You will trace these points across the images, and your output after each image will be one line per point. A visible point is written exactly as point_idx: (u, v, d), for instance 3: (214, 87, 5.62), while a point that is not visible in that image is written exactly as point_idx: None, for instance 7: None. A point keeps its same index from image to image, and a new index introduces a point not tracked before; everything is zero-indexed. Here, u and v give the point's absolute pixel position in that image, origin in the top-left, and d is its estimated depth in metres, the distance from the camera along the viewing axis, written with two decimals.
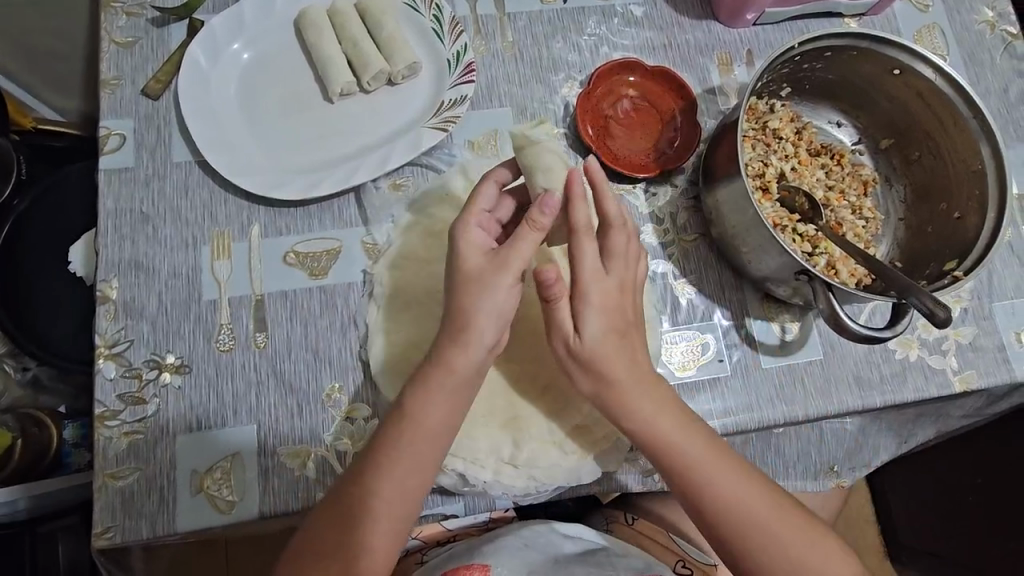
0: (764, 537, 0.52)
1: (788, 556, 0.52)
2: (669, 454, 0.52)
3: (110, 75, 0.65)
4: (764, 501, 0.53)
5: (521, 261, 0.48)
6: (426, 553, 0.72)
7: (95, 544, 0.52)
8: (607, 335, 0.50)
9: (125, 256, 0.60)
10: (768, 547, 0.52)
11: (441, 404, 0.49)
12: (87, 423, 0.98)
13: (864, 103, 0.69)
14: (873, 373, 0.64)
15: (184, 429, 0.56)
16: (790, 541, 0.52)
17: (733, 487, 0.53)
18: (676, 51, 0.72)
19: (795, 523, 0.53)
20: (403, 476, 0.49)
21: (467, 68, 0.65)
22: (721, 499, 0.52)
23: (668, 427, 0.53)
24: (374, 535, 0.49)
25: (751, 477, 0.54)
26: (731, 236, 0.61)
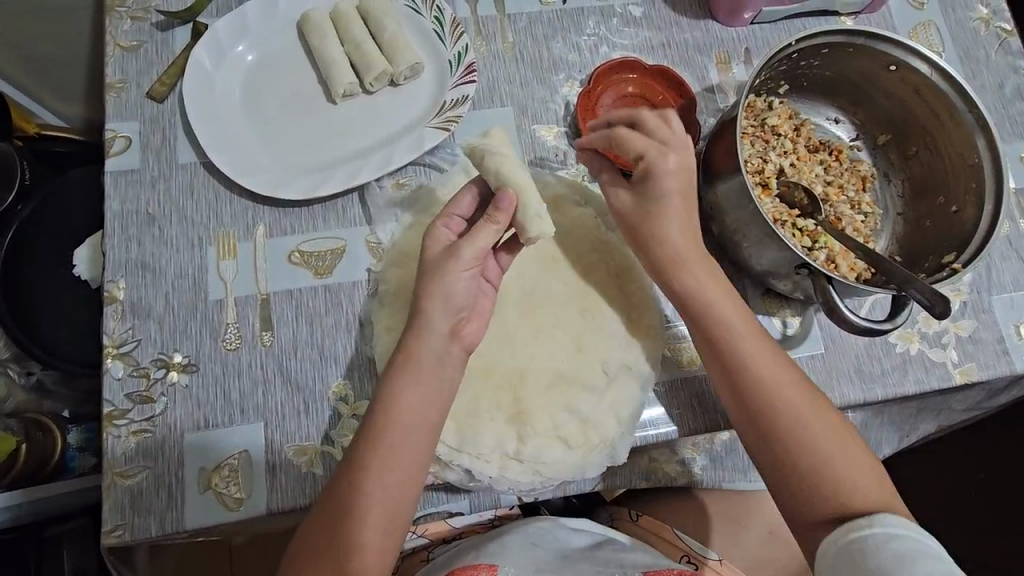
0: (817, 445, 0.54)
1: (833, 469, 0.54)
2: (732, 345, 0.57)
3: (116, 78, 0.65)
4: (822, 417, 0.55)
5: (474, 249, 0.52)
6: (432, 551, 0.74)
7: (105, 542, 0.52)
8: (687, 227, 0.58)
9: (132, 257, 0.60)
10: (817, 465, 0.54)
11: (410, 395, 0.51)
12: (90, 427, 1.01)
13: (862, 100, 0.69)
14: (874, 366, 0.65)
15: (191, 428, 0.56)
16: (829, 449, 0.54)
17: (788, 384, 0.56)
18: (675, 51, 0.73)
19: (852, 452, 0.55)
20: (384, 472, 0.49)
21: (468, 68, 0.66)
22: (795, 422, 0.55)
23: (732, 318, 0.57)
24: (363, 531, 0.49)
25: (814, 400, 0.56)
26: (732, 232, 0.62)
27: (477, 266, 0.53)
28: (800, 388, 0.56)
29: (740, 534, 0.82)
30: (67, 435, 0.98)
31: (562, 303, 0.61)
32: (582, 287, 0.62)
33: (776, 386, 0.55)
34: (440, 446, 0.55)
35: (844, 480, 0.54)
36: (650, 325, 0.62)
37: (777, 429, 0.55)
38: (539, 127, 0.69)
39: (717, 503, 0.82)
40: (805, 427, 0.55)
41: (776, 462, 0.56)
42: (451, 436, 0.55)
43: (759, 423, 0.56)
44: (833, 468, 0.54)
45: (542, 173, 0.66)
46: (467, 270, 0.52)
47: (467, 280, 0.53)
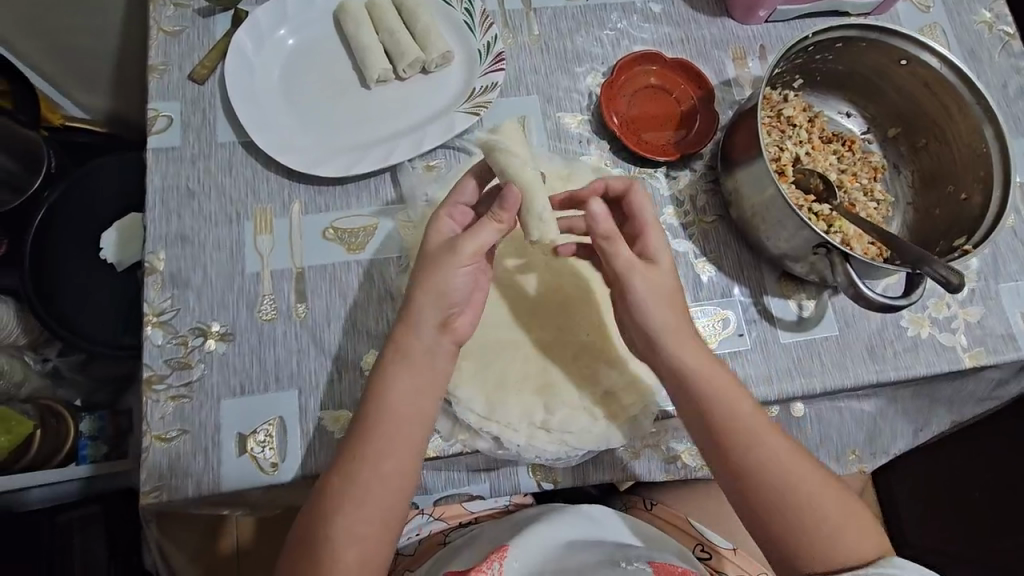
0: (801, 504, 0.52)
1: (817, 523, 0.52)
2: (711, 409, 0.55)
3: (158, 61, 0.68)
4: (796, 460, 0.54)
5: (472, 245, 0.53)
6: (450, 534, 0.74)
7: (142, 502, 0.54)
8: (670, 314, 0.55)
9: (172, 231, 0.62)
10: (793, 509, 0.52)
11: (406, 382, 0.52)
12: (101, 416, 1.09)
13: (874, 94, 0.72)
14: (886, 349, 0.67)
15: (228, 394, 0.58)
16: (814, 501, 0.53)
17: (769, 446, 0.54)
18: (693, 46, 0.76)
19: (838, 502, 0.53)
20: (377, 463, 0.51)
21: (497, 58, 0.69)
22: (781, 481, 0.53)
23: (711, 387, 0.55)
24: (355, 522, 0.50)
25: (800, 461, 0.54)
26: (750, 215, 0.65)
27: (476, 261, 0.54)
28: (784, 450, 0.54)
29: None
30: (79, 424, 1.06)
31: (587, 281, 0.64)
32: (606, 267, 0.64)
33: (758, 454, 0.54)
34: (469, 414, 0.57)
35: (830, 534, 0.52)
36: None
37: (761, 497, 0.53)
38: (563, 115, 0.72)
39: None
40: (790, 489, 0.53)
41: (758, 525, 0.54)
42: (479, 405, 0.57)
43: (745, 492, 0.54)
44: (820, 526, 0.52)
45: (567, 159, 0.69)
46: (467, 265, 0.53)
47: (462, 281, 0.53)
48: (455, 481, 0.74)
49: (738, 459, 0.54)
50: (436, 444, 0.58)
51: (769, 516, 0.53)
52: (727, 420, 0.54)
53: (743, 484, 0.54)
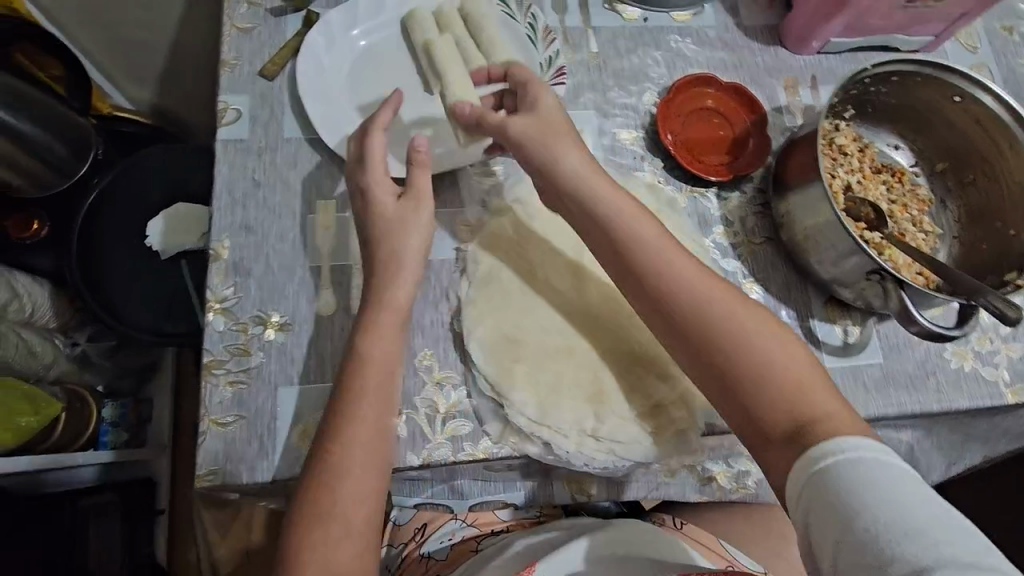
0: (750, 361, 0.50)
1: (780, 377, 0.49)
2: (656, 270, 0.54)
3: (230, 56, 0.70)
4: (751, 317, 0.52)
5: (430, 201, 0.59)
6: (481, 541, 0.73)
7: (198, 485, 0.54)
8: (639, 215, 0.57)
9: (236, 220, 0.64)
10: (749, 363, 0.50)
11: (383, 345, 0.55)
12: (121, 403, 1.17)
13: (924, 128, 0.73)
14: (930, 380, 0.68)
15: (285, 383, 0.58)
16: (773, 356, 0.50)
17: (720, 302, 0.52)
18: (746, 72, 0.78)
19: (796, 359, 0.50)
20: (358, 418, 0.52)
21: (559, 71, 0.72)
22: (728, 334, 0.51)
23: (655, 244, 0.55)
24: (346, 479, 0.50)
25: (756, 316, 0.52)
26: (801, 240, 0.66)
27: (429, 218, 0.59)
28: (735, 304, 0.52)
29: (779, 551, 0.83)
30: (103, 409, 1.13)
31: None
32: None
33: (704, 306, 0.52)
34: (521, 417, 0.58)
35: (786, 385, 0.49)
36: None
37: (709, 352, 0.51)
38: (618, 131, 0.73)
39: (758, 517, 0.84)
40: (739, 343, 0.51)
41: (717, 382, 0.51)
42: (531, 409, 0.58)
43: (694, 347, 0.52)
44: (771, 381, 0.49)
45: (622, 173, 0.71)
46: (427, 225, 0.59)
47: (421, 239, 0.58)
48: (490, 488, 0.75)
49: (685, 313, 0.53)
50: (485, 445, 0.59)
51: (720, 364, 0.51)
52: (684, 298, 0.53)
53: (695, 340, 0.52)
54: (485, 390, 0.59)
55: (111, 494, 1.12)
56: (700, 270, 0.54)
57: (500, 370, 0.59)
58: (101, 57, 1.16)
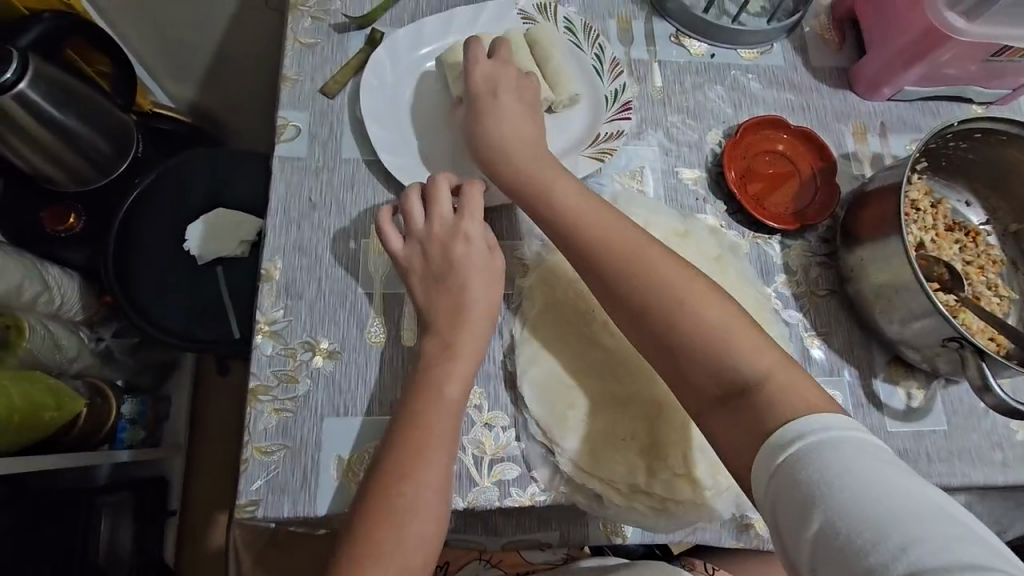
0: (695, 335, 0.48)
1: (722, 354, 0.47)
2: (608, 251, 0.53)
3: (292, 71, 0.69)
4: (694, 290, 0.51)
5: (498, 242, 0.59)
6: None
7: (237, 516, 0.53)
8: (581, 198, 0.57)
9: (290, 240, 0.62)
10: (692, 335, 0.49)
11: (457, 380, 0.55)
12: (140, 399, 1.17)
13: (1001, 186, 0.70)
14: (996, 452, 0.64)
15: (331, 413, 0.57)
16: (710, 326, 0.48)
17: (666, 279, 0.51)
18: (813, 115, 0.76)
19: (752, 336, 0.48)
20: (435, 440, 0.53)
21: (624, 106, 0.69)
22: (671, 310, 0.50)
23: (591, 223, 0.55)
24: (417, 505, 0.51)
25: (699, 287, 0.51)
26: (869, 297, 0.64)
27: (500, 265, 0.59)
28: (679, 275, 0.51)
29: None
30: (122, 405, 1.13)
31: None
32: None
33: (643, 281, 0.51)
34: (572, 466, 0.56)
35: (731, 358, 0.47)
36: None
37: (655, 331, 0.50)
38: (680, 169, 0.71)
39: None
40: (684, 315, 0.49)
41: (665, 363, 0.50)
42: (584, 458, 0.56)
43: (641, 324, 0.51)
44: (720, 356, 0.47)
45: (683, 214, 0.68)
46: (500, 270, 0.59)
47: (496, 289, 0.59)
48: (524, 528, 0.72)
49: (628, 292, 0.52)
50: (533, 492, 0.57)
51: (666, 341, 0.50)
52: (655, 294, 0.51)
53: (639, 315, 0.51)
54: (536, 435, 0.57)
55: (127, 492, 1.11)
56: (642, 243, 0.54)
57: (554, 415, 0.57)
58: (149, 57, 1.16)
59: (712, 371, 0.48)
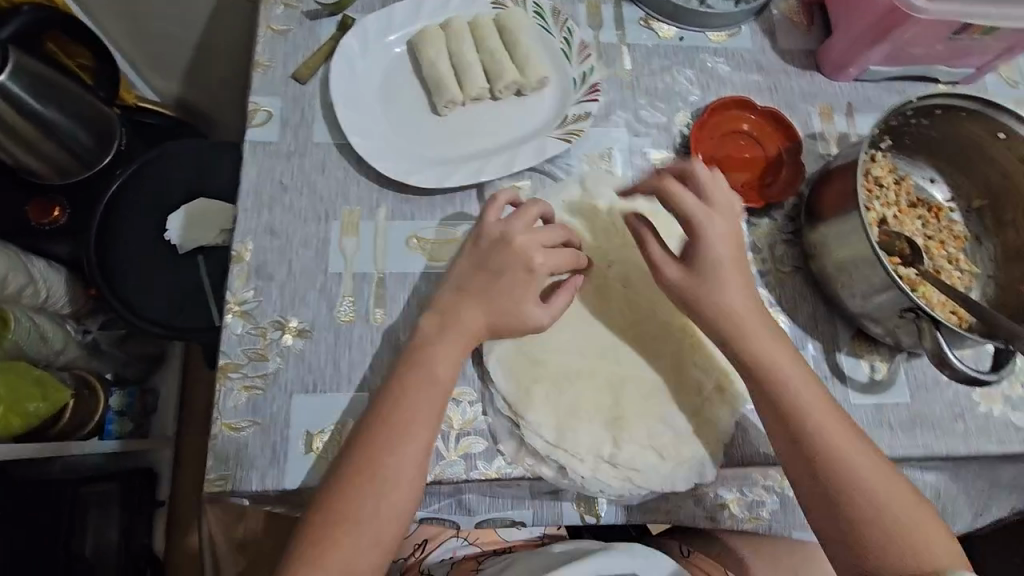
0: (849, 475, 0.53)
1: (871, 497, 0.53)
2: (730, 321, 0.57)
3: (264, 57, 0.70)
4: (831, 413, 0.55)
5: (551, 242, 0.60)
6: (484, 560, 0.73)
7: (207, 490, 0.54)
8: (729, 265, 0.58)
9: (261, 222, 0.63)
10: (847, 476, 0.53)
11: (438, 358, 0.56)
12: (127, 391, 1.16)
13: (963, 162, 0.71)
14: (958, 422, 0.66)
15: (300, 390, 0.58)
16: (864, 474, 0.53)
17: (805, 398, 0.55)
18: (781, 96, 0.77)
19: (882, 469, 0.54)
20: (413, 425, 0.54)
21: (592, 88, 0.70)
22: (830, 443, 0.54)
23: (731, 298, 0.57)
24: (391, 478, 0.53)
25: (834, 409, 0.56)
26: (833, 273, 0.65)
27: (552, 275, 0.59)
28: (814, 390, 0.56)
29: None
30: (110, 397, 1.12)
31: (663, 315, 0.63)
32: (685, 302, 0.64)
33: (802, 404, 0.55)
34: (537, 439, 0.57)
35: (871, 502, 0.52)
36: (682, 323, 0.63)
37: (805, 443, 0.54)
38: (649, 150, 0.72)
39: None
40: (834, 450, 0.54)
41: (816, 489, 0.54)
42: (549, 431, 0.57)
43: (800, 444, 0.54)
44: (867, 494, 0.53)
45: (651, 194, 0.69)
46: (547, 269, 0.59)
47: (548, 308, 0.58)
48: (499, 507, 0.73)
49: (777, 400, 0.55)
50: (498, 465, 0.58)
51: (815, 463, 0.54)
52: (790, 397, 0.55)
53: (800, 442, 0.54)
54: (503, 409, 0.58)
55: (114, 483, 1.12)
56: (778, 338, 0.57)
57: (520, 390, 0.58)
58: (131, 52, 1.18)
59: (834, 491, 0.53)
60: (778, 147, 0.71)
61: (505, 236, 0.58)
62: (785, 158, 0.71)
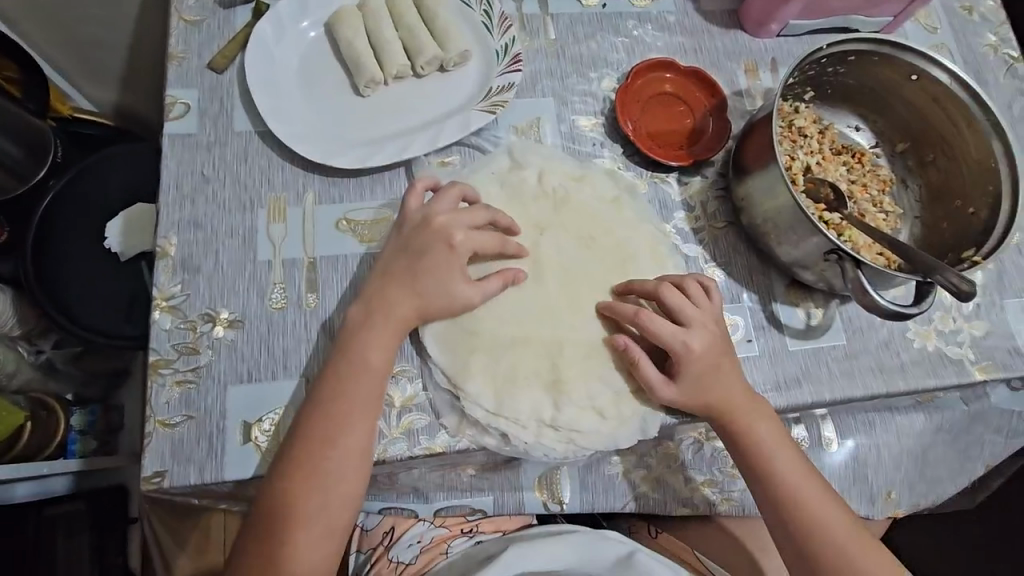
0: (820, 523, 0.59)
1: (837, 548, 0.59)
2: (730, 428, 0.59)
3: (178, 49, 0.68)
4: (811, 489, 0.60)
5: (473, 219, 0.60)
6: (453, 543, 0.72)
7: (143, 488, 0.53)
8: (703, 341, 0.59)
9: (184, 216, 0.62)
10: (819, 535, 0.59)
11: (371, 336, 0.56)
12: (92, 411, 1.08)
13: (883, 108, 0.73)
14: (894, 360, 0.67)
15: (235, 381, 0.57)
16: (832, 526, 0.59)
17: (788, 474, 0.60)
18: (706, 56, 0.77)
19: (846, 524, 0.60)
20: (352, 409, 0.54)
21: (515, 58, 0.70)
22: (810, 517, 0.59)
23: (723, 390, 0.59)
24: (333, 461, 0.53)
25: (812, 482, 0.61)
26: (761, 224, 0.66)
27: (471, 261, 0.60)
28: (801, 474, 0.60)
29: (765, 558, 0.80)
30: (70, 417, 1.04)
31: (597, 278, 0.63)
32: (618, 264, 0.64)
33: (785, 480, 0.60)
34: (477, 409, 0.57)
35: (838, 551, 0.59)
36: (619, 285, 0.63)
37: (777, 491, 0.60)
38: (577, 117, 0.72)
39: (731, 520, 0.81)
40: (809, 519, 0.59)
41: (787, 528, 0.60)
42: (488, 400, 0.57)
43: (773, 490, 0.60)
44: (832, 539, 0.59)
45: (581, 160, 0.70)
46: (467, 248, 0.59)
47: (478, 287, 0.58)
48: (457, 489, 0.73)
49: (762, 464, 0.60)
50: (442, 439, 0.57)
51: (791, 514, 0.59)
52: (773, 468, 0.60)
53: (778, 489, 0.60)
54: (441, 382, 0.58)
55: (82, 502, 1.02)
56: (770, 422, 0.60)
57: (457, 362, 0.58)
58: (63, 62, 1.14)
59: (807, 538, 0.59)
60: (702, 105, 0.72)
61: (427, 217, 0.59)
62: (710, 116, 0.72)
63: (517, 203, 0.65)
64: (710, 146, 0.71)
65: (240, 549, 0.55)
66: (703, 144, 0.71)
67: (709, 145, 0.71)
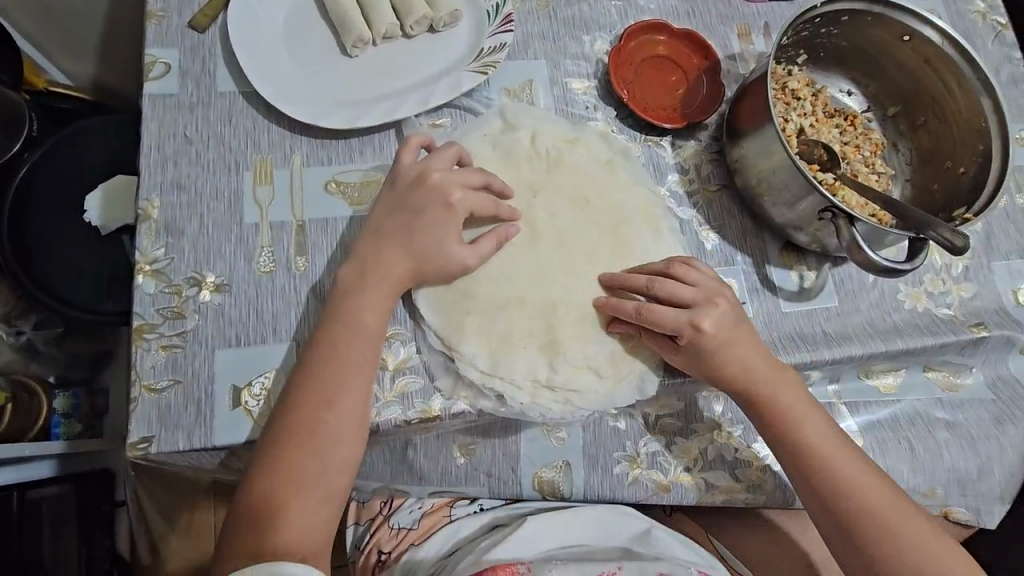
0: (853, 488, 0.58)
1: (874, 513, 0.58)
2: (754, 396, 0.59)
3: (157, 7, 0.66)
4: (842, 455, 0.59)
5: (467, 177, 0.59)
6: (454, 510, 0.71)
7: (130, 454, 0.52)
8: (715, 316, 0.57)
9: (167, 178, 0.60)
10: (853, 501, 0.58)
11: (364, 298, 0.55)
12: (76, 394, 1.05)
13: (874, 70, 0.73)
14: (885, 321, 0.68)
15: (223, 346, 0.56)
16: (866, 491, 0.58)
17: (815, 441, 0.59)
18: (699, 19, 0.76)
19: (882, 489, 0.59)
20: (345, 372, 0.53)
21: (506, 19, 0.68)
22: (843, 483, 0.58)
23: (742, 359, 0.58)
24: (328, 425, 0.52)
25: (842, 447, 0.60)
26: (755, 186, 0.66)
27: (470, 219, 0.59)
28: (830, 440, 0.60)
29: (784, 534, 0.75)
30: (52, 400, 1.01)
31: (592, 240, 0.62)
32: (613, 227, 0.64)
33: (812, 447, 0.59)
34: (472, 369, 0.56)
35: (876, 516, 0.57)
36: (613, 248, 0.62)
37: (806, 459, 0.59)
38: (570, 80, 0.71)
39: None
40: (842, 485, 0.58)
41: (819, 497, 0.59)
42: (484, 361, 0.56)
43: (801, 458, 0.59)
44: (866, 505, 0.58)
45: (575, 123, 0.69)
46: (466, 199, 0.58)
47: (473, 248, 0.57)
48: (450, 476, 0.68)
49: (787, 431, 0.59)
50: (437, 402, 0.56)
51: (821, 483, 0.59)
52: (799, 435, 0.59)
53: (806, 457, 0.59)
54: (435, 344, 0.57)
55: (68, 485, 0.98)
56: (792, 389, 0.60)
57: (450, 324, 0.57)
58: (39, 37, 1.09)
59: (841, 505, 0.58)
60: (695, 68, 0.72)
61: (422, 172, 0.58)
62: (704, 78, 0.72)
63: (510, 165, 0.64)
64: (702, 108, 0.70)
65: (231, 526, 0.52)
66: (696, 108, 0.70)
67: (701, 108, 0.70)
